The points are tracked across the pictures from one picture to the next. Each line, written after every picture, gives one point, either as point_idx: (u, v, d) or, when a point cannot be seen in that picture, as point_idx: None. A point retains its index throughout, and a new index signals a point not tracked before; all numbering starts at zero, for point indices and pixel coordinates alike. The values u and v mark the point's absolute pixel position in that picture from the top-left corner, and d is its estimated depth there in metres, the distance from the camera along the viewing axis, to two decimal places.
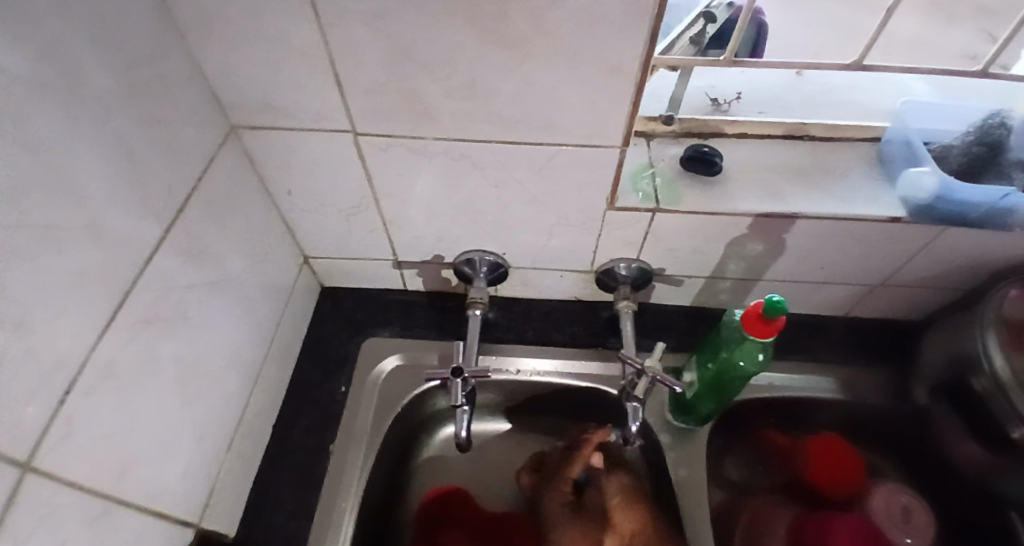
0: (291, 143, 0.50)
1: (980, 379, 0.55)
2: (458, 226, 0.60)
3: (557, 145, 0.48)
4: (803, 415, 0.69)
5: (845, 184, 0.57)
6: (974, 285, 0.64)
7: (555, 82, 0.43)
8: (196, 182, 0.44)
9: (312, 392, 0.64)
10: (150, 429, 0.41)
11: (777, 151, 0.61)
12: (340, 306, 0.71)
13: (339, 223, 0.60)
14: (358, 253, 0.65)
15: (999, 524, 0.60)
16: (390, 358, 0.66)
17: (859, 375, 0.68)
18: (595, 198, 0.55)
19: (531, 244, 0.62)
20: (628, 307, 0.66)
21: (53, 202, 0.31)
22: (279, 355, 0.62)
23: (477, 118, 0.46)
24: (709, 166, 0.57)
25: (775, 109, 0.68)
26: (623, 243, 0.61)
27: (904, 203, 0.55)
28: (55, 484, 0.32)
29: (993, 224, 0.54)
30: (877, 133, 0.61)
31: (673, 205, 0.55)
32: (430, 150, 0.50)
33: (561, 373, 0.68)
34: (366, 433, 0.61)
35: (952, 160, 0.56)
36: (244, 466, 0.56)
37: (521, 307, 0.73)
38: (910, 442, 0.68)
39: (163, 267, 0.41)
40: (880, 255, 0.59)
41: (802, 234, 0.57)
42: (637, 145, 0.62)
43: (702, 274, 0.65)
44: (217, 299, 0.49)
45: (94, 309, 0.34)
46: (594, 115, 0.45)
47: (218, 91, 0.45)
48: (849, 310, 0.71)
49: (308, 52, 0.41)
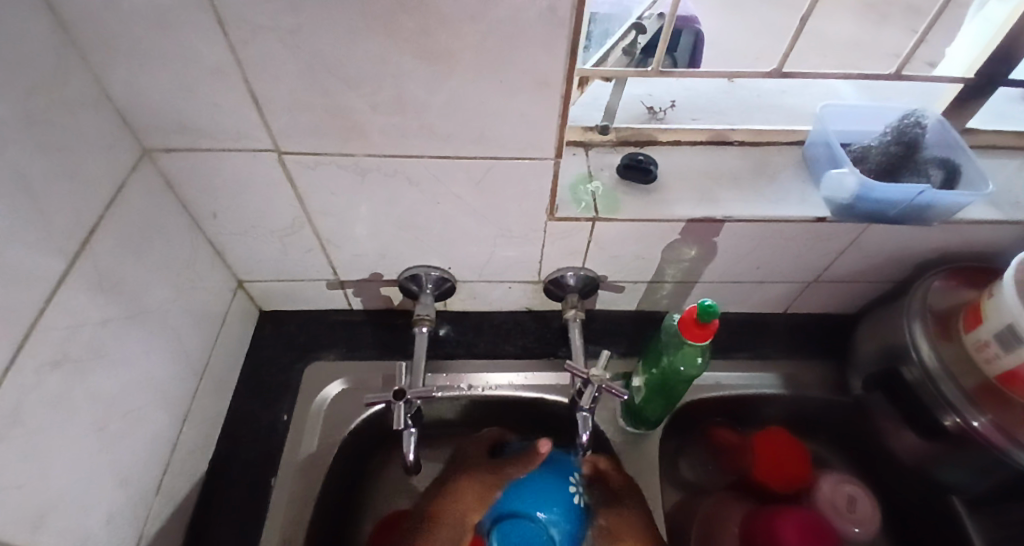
0: (214, 164, 0.48)
1: (910, 369, 0.58)
2: (399, 242, 0.58)
3: (491, 158, 0.48)
4: (751, 411, 0.71)
5: (774, 186, 0.59)
6: (901, 279, 0.67)
7: (483, 96, 0.42)
8: (106, 209, 0.42)
9: (252, 422, 0.61)
10: (65, 478, 0.38)
11: (709, 156, 0.63)
12: (281, 330, 0.68)
13: (272, 243, 0.58)
14: (296, 274, 0.63)
15: (941, 508, 0.62)
16: (334, 384, 0.64)
17: (801, 370, 0.70)
18: (535, 209, 0.55)
19: (474, 257, 0.61)
20: (576, 315, 0.66)
21: None
22: (214, 386, 0.58)
23: (407, 133, 0.45)
24: (645, 174, 0.58)
25: (708, 116, 0.70)
26: (567, 252, 0.61)
27: (828, 204, 0.57)
28: None
29: (910, 220, 0.57)
30: (801, 137, 0.63)
31: (611, 214, 0.56)
32: (362, 167, 0.49)
33: (513, 386, 0.67)
34: (312, 461, 0.59)
35: (872, 159, 0.57)
36: (177, 508, 0.52)
37: (471, 321, 0.72)
38: (852, 433, 0.70)
39: (72, 302, 0.38)
40: (811, 253, 0.62)
41: (736, 237, 0.58)
42: (576, 155, 0.62)
43: (645, 279, 0.65)
44: (138, 332, 0.46)
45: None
46: (526, 127, 0.45)
47: (127, 113, 0.43)
48: (789, 307, 0.73)
49: (223, 70, 0.39)
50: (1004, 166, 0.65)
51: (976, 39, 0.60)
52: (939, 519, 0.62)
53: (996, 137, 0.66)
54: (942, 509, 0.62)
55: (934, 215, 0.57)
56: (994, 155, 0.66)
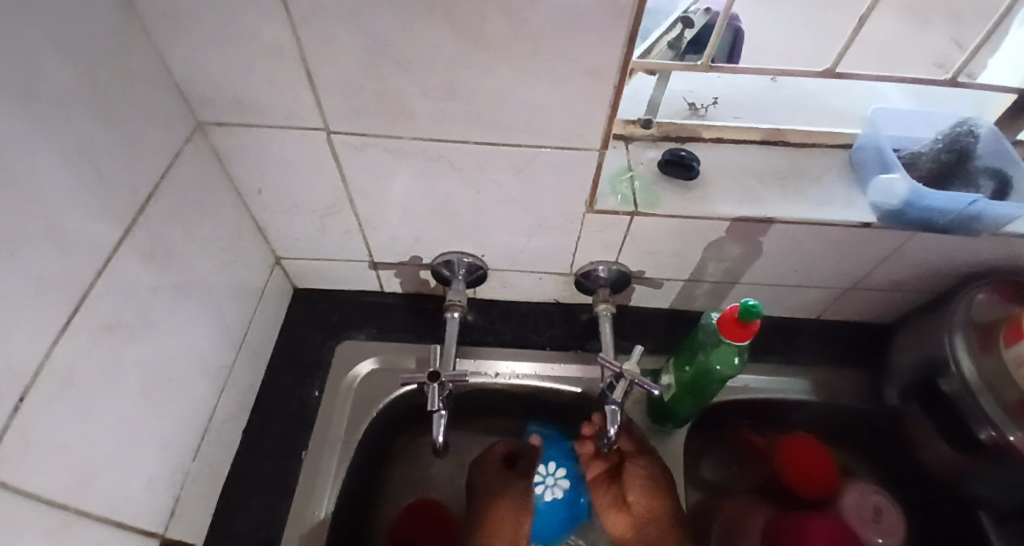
0: (262, 141, 0.49)
1: (949, 381, 0.57)
2: (436, 227, 0.59)
3: (536, 147, 0.48)
4: (778, 415, 0.70)
5: (820, 189, 0.58)
6: (943, 290, 0.66)
7: (534, 85, 0.42)
8: (160, 181, 0.43)
9: (283, 397, 0.62)
10: (113, 439, 0.39)
11: (753, 155, 0.61)
12: (313, 309, 0.69)
13: (312, 222, 0.58)
14: (332, 254, 0.64)
15: (970, 524, 0.61)
16: (366, 363, 0.65)
17: (832, 376, 0.69)
18: (574, 200, 0.54)
19: (509, 246, 0.62)
20: (607, 309, 0.66)
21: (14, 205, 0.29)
22: (250, 360, 0.60)
23: (455, 118, 0.45)
24: (687, 170, 0.57)
25: (751, 114, 0.68)
26: (602, 245, 0.61)
27: (875, 208, 0.56)
28: (15, 500, 0.30)
29: (962, 230, 0.55)
30: (850, 139, 0.62)
31: (651, 209, 0.55)
32: (406, 150, 0.49)
33: (539, 376, 0.67)
34: (341, 438, 0.60)
35: (921, 166, 0.57)
36: (212, 475, 0.54)
37: (500, 309, 0.72)
38: (881, 442, 0.69)
39: (125, 269, 0.39)
40: (852, 259, 0.61)
41: (776, 238, 0.57)
42: (616, 147, 0.61)
43: (680, 277, 0.65)
44: (183, 302, 0.47)
45: (54, 311, 0.32)
46: (574, 117, 0.45)
47: (184, 87, 0.44)
48: (823, 313, 0.72)
49: (280, 47, 0.40)
50: None
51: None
52: (968, 535, 0.61)
53: None
54: (972, 525, 0.61)
55: (985, 225, 0.55)
56: None
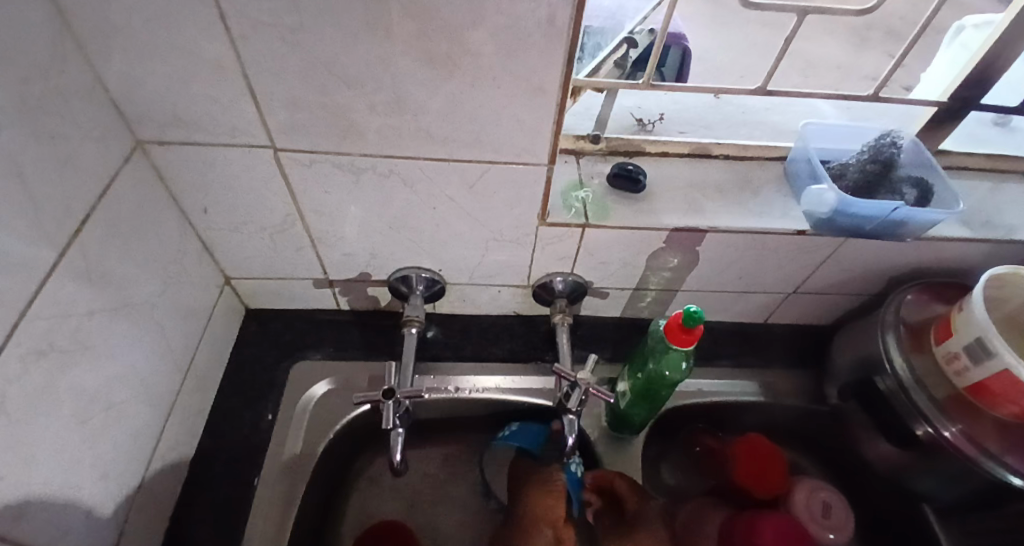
0: (208, 159, 0.48)
1: (884, 379, 0.60)
2: (391, 243, 0.59)
3: (486, 162, 0.49)
4: (731, 418, 0.73)
5: (758, 199, 0.61)
6: (875, 293, 0.70)
7: (481, 101, 0.43)
8: (98, 200, 0.41)
9: (234, 421, 0.60)
10: (48, 470, 0.37)
11: (696, 168, 0.64)
12: (266, 329, 0.68)
13: (262, 241, 0.58)
14: (284, 272, 0.63)
15: (914, 517, 0.64)
16: (321, 384, 0.64)
17: (778, 379, 0.72)
18: (527, 214, 0.55)
19: (465, 260, 0.62)
20: (564, 320, 0.67)
21: None
22: (198, 383, 0.58)
23: (404, 135, 0.46)
24: (633, 183, 0.60)
25: (695, 129, 0.72)
26: (557, 257, 0.62)
27: (808, 217, 0.59)
28: None
29: (886, 235, 0.59)
30: (784, 152, 0.66)
31: (601, 220, 0.57)
32: (357, 166, 0.49)
33: (499, 389, 0.68)
34: (295, 462, 0.58)
35: (849, 176, 0.60)
36: (157, 506, 0.51)
37: (460, 323, 0.72)
38: (825, 440, 0.72)
39: (60, 291, 0.37)
40: (791, 265, 0.64)
41: (720, 246, 0.60)
42: (568, 162, 0.63)
43: (629, 286, 0.67)
44: (124, 326, 0.45)
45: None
46: (522, 132, 0.46)
47: (122, 105, 0.43)
48: (769, 317, 0.76)
49: (224, 65, 0.40)
50: (974, 187, 0.68)
51: (953, 62, 0.64)
52: (908, 525, 0.65)
53: (968, 159, 0.69)
54: (913, 516, 0.64)
55: (907, 230, 0.59)
56: (965, 175, 0.70)
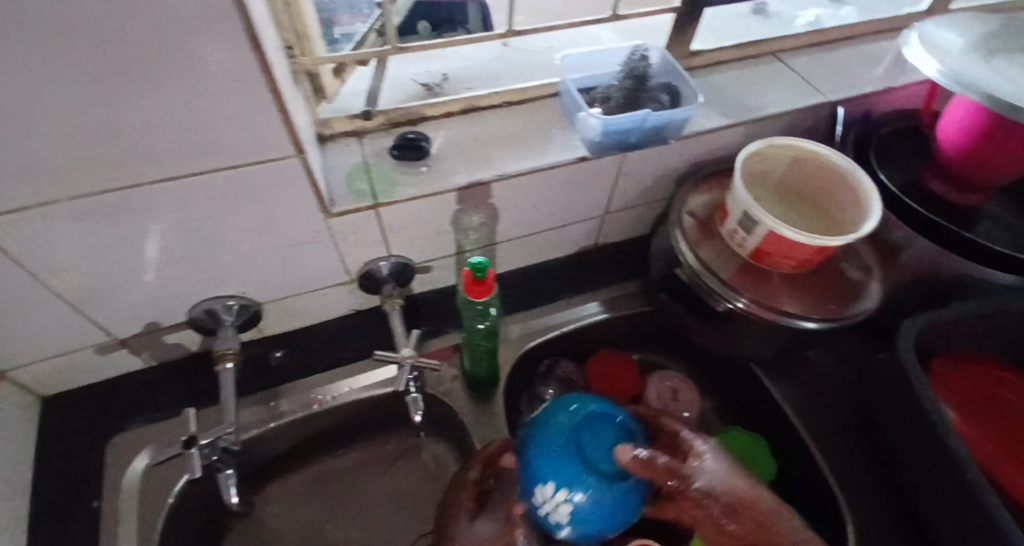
0: None
1: (683, 270, 0.66)
2: (173, 279, 0.53)
3: (228, 168, 0.45)
4: (583, 344, 0.78)
5: (543, 137, 0.64)
6: (669, 195, 0.76)
7: (185, 107, 0.38)
8: None
9: (57, 520, 0.53)
10: None
11: (481, 122, 0.65)
12: (75, 410, 0.60)
13: (13, 320, 0.50)
14: (64, 345, 0.55)
15: (748, 375, 0.74)
16: (140, 456, 0.58)
17: (613, 296, 0.78)
18: (307, 210, 0.53)
19: (269, 274, 0.58)
20: (394, 304, 0.65)
21: None
22: (4, 491, 0.50)
23: (116, 162, 0.41)
24: (418, 150, 0.59)
25: (484, 82, 0.71)
26: (366, 244, 0.60)
27: (585, 143, 0.63)
28: None
29: (656, 142, 0.64)
30: (554, 89, 0.68)
31: (389, 198, 0.56)
32: (78, 210, 0.43)
33: (351, 391, 0.66)
34: (138, 539, 0.53)
35: (612, 97, 0.64)
36: None
37: (299, 337, 0.68)
38: (668, 335, 0.80)
39: None
40: (590, 190, 0.68)
41: (519, 191, 0.62)
42: (349, 145, 0.61)
43: (448, 253, 0.67)
44: None
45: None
46: (252, 129, 0.42)
47: None
48: (598, 240, 0.79)
49: None
50: (729, 78, 0.75)
51: None
52: (747, 384, 0.75)
53: (719, 54, 0.76)
54: (748, 375, 0.74)
55: (671, 132, 0.65)
56: (721, 69, 0.77)
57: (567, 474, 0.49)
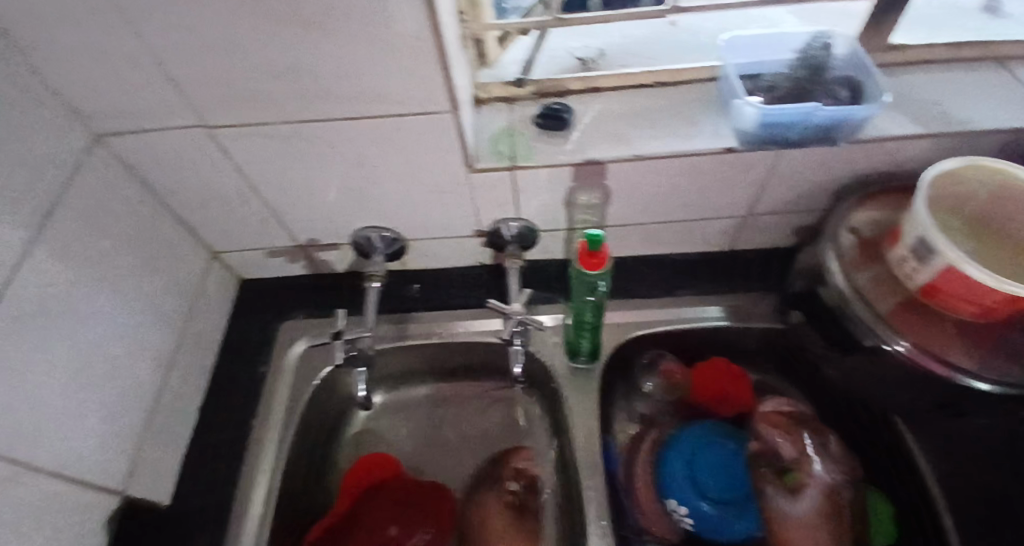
0: (158, 143, 0.54)
1: (828, 292, 0.60)
2: (338, 205, 0.63)
3: (393, 116, 0.51)
4: (696, 345, 0.75)
5: (687, 122, 0.61)
6: (826, 210, 0.68)
7: (366, 58, 0.45)
8: (66, 186, 0.48)
9: (232, 375, 0.69)
10: (44, 413, 0.45)
11: (627, 99, 0.64)
12: (259, 295, 0.75)
13: (228, 213, 0.64)
14: (257, 243, 0.69)
15: (884, 425, 0.65)
16: (297, 343, 0.70)
17: (742, 303, 0.74)
18: (451, 163, 0.58)
19: (413, 215, 0.66)
20: (514, 263, 0.68)
21: None
22: (197, 344, 0.66)
23: (312, 99, 0.49)
24: (558, 122, 0.60)
25: (639, 61, 0.71)
26: (496, 204, 0.65)
27: (737, 133, 0.59)
28: None
29: (822, 142, 0.58)
30: (712, 73, 0.64)
31: (526, 162, 0.59)
32: (281, 134, 0.53)
33: (462, 334, 0.73)
34: (284, 406, 0.65)
35: (778, 87, 0.59)
36: (169, 445, 0.60)
37: (429, 278, 0.77)
38: (796, 359, 0.73)
39: (37, 268, 0.45)
40: (732, 187, 0.64)
41: (655, 174, 0.61)
42: (500, 110, 0.64)
43: (560, 228, 0.69)
44: (107, 296, 0.53)
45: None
46: (416, 83, 0.48)
47: (73, 101, 0.49)
48: (732, 244, 0.76)
49: (135, 56, 0.45)
50: (933, 83, 0.64)
51: None
52: (880, 434, 0.66)
53: (924, 52, 0.66)
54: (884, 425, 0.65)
55: (841, 134, 0.58)
56: (923, 71, 0.66)
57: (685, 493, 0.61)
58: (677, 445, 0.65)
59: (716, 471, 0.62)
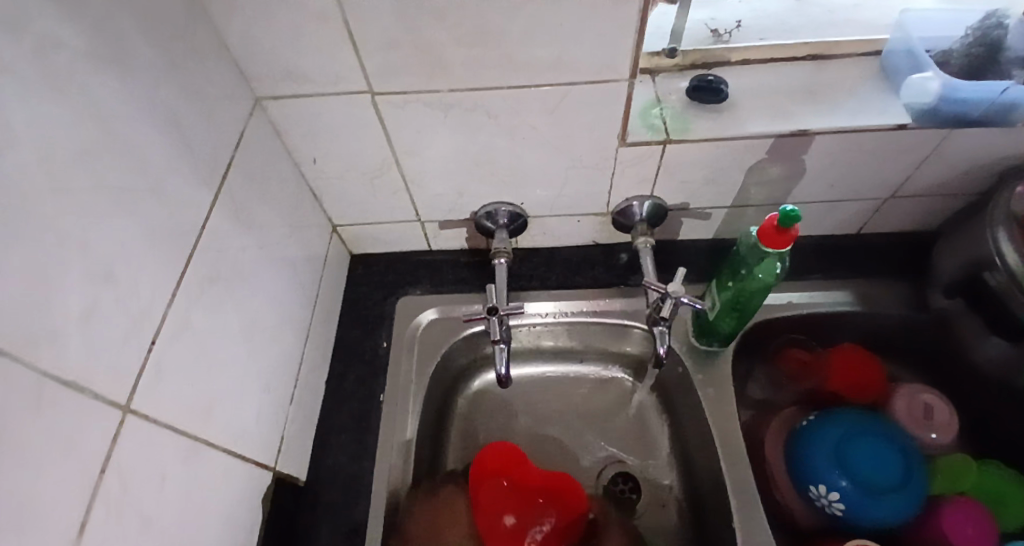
0: (315, 108, 0.52)
1: (995, 275, 0.57)
2: (477, 179, 0.61)
3: (567, 85, 0.50)
4: (822, 329, 0.73)
5: (851, 97, 0.58)
6: (981, 195, 0.66)
7: (560, 21, 0.44)
8: (235, 150, 0.46)
9: (357, 350, 0.67)
10: (222, 381, 0.43)
11: (780, 74, 0.61)
12: (371, 271, 0.73)
13: (362, 185, 0.62)
14: (381, 216, 0.67)
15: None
16: (427, 313, 0.69)
17: (877, 288, 0.71)
18: (607, 134, 0.55)
19: (548, 192, 0.64)
20: (647, 243, 0.67)
21: (115, 160, 0.32)
22: (324, 319, 0.65)
23: (489, 63, 0.47)
24: (716, 94, 0.58)
25: (777, 35, 0.63)
26: (638, 180, 0.62)
27: (909, 108, 0.56)
28: (149, 424, 0.35)
29: (1001, 122, 0.55)
30: (878, 46, 0.61)
31: (682, 135, 0.56)
32: (446, 102, 0.51)
33: (587, 312, 0.71)
34: (411, 381, 0.64)
35: (953, 64, 0.57)
36: (306, 417, 0.58)
37: (542, 257, 0.75)
38: (932, 347, 0.71)
39: (216, 230, 0.43)
40: (887, 167, 0.61)
41: (818, 151, 0.57)
42: (643, 82, 0.61)
43: (725, 204, 0.66)
44: (267, 263, 0.51)
45: (162, 268, 0.36)
46: (603, 47, 0.46)
47: (243, 64, 0.47)
48: (862, 228, 0.74)
49: (325, 13, 0.42)
50: None
51: None
52: (1020, 423, 0.63)
53: None
54: None
55: (1022, 115, 0.55)
56: None
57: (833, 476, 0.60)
58: (827, 436, 0.63)
59: (874, 465, 0.60)
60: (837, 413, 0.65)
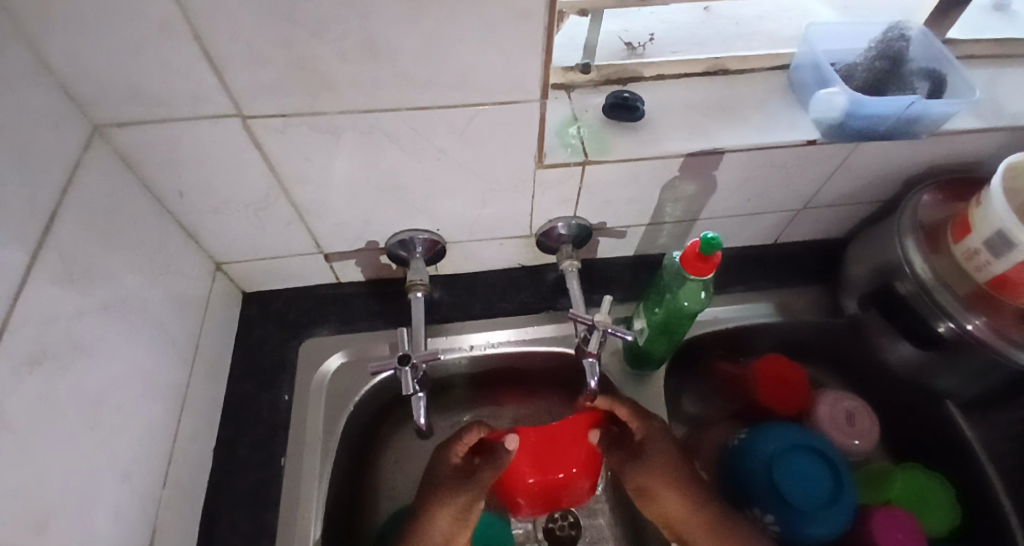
0: (174, 136, 0.44)
1: (904, 283, 0.58)
2: (384, 206, 0.56)
3: (473, 106, 0.45)
4: (746, 342, 0.72)
5: (764, 113, 0.57)
6: (889, 200, 0.67)
7: (461, 35, 0.39)
8: (64, 192, 0.38)
9: (253, 406, 0.59)
10: (63, 480, 0.36)
11: (696, 88, 0.60)
12: (268, 311, 0.66)
13: (247, 218, 0.54)
14: (276, 251, 0.60)
15: (937, 416, 0.65)
16: (334, 357, 0.62)
17: (792, 296, 0.71)
18: (522, 157, 0.52)
19: (464, 216, 0.59)
20: (573, 266, 0.64)
21: None
22: (207, 374, 0.56)
23: (382, 83, 0.42)
24: (632, 112, 0.55)
25: (690, 47, 0.63)
26: (558, 202, 0.59)
27: (818, 125, 0.56)
28: None
29: (902, 135, 0.56)
30: (786, 61, 0.61)
31: (601, 156, 0.53)
32: (334, 125, 0.45)
33: (514, 342, 0.66)
34: (320, 437, 0.57)
35: (857, 77, 0.57)
36: (186, 496, 0.51)
37: (465, 282, 0.70)
38: (846, 354, 0.72)
39: (40, 297, 0.35)
40: (799, 182, 0.61)
41: (730, 169, 0.57)
42: (558, 97, 0.58)
43: (641, 222, 0.64)
44: (116, 323, 0.43)
45: None
46: (510, 67, 0.42)
47: (71, 85, 0.39)
48: (778, 239, 0.73)
49: (169, 22, 0.35)
50: (980, 77, 0.65)
51: None
52: (932, 424, 0.66)
53: (973, 47, 0.67)
54: (937, 415, 0.65)
55: (923, 128, 0.57)
56: (971, 66, 0.67)
57: (775, 503, 0.58)
58: (758, 453, 0.61)
59: (807, 481, 0.59)
60: (768, 427, 0.63)
